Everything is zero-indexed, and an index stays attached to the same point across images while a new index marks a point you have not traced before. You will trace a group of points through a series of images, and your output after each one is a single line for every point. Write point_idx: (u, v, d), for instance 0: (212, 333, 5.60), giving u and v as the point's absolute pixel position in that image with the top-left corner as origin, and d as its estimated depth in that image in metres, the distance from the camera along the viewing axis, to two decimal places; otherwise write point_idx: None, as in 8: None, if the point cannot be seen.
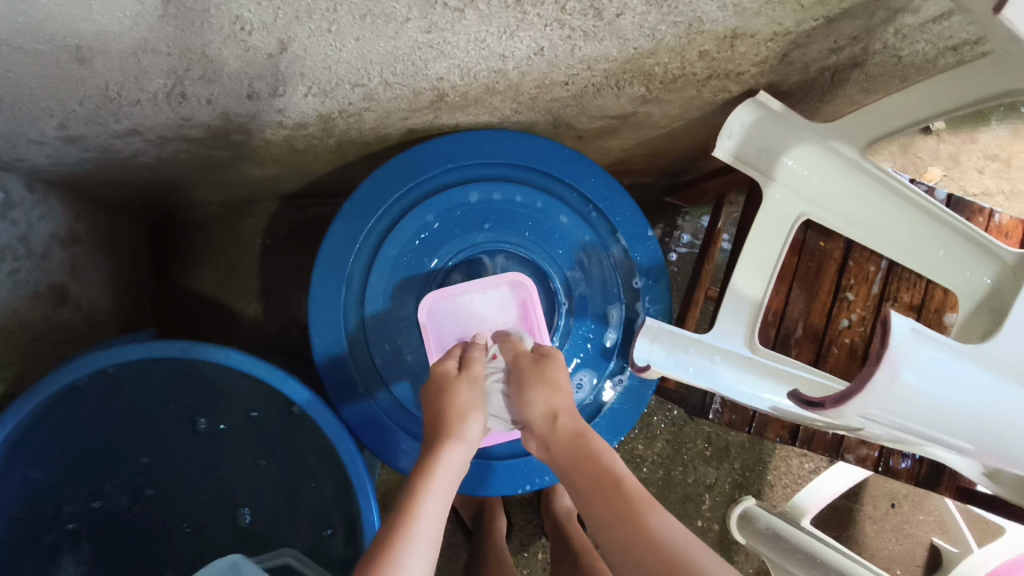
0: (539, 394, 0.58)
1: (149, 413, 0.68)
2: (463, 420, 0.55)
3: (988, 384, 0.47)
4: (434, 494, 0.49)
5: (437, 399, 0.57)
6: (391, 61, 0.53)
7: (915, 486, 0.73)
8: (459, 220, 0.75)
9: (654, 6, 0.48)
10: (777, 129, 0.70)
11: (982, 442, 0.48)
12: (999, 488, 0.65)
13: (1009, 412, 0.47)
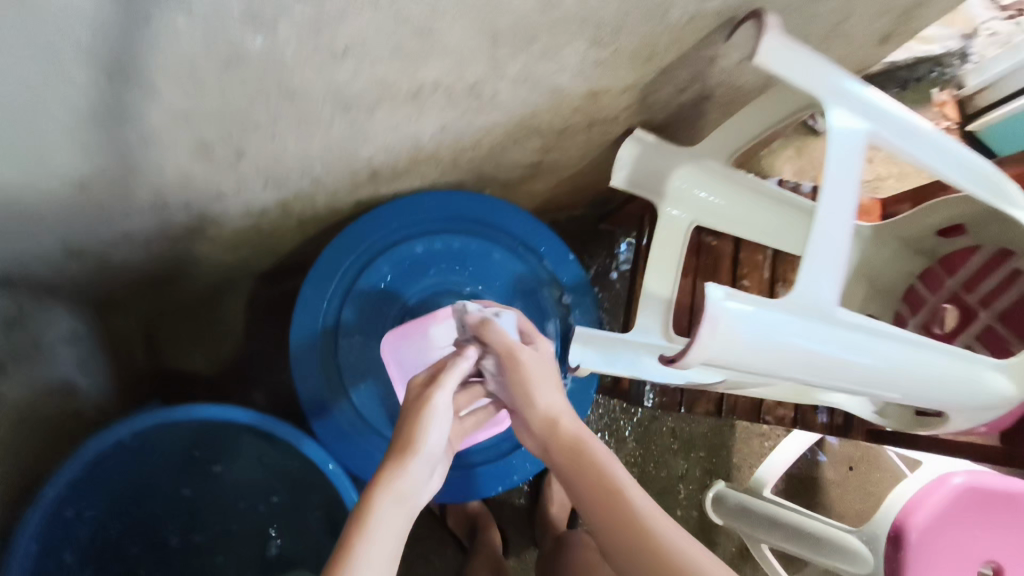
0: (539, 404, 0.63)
1: (177, 455, 0.81)
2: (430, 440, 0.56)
3: (805, 325, 0.54)
4: (390, 508, 0.52)
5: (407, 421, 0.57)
6: (327, 152, 0.67)
7: (830, 435, 0.86)
8: (408, 271, 0.88)
9: (520, 84, 0.62)
10: (658, 157, 0.85)
11: (805, 373, 0.55)
12: (887, 420, 0.78)
13: (821, 346, 0.54)
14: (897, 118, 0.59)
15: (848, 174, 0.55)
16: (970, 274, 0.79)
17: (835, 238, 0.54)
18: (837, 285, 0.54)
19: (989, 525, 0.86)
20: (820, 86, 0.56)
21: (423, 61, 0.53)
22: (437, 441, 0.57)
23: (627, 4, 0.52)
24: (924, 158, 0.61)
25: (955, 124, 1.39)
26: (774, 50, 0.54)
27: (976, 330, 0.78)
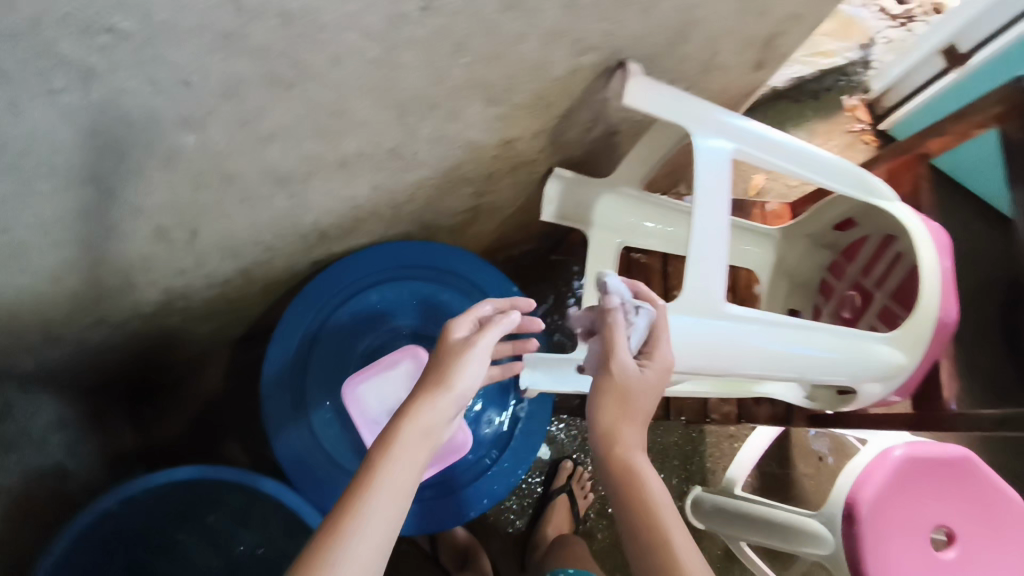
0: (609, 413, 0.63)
1: (182, 515, 0.87)
2: (459, 382, 0.61)
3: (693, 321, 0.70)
4: (413, 440, 0.57)
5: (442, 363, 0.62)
6: (274, 221, 0.74)
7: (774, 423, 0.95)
8: (366, 319, 0.95)
9: (435, 143, 0.70)
10: (580, 189, 0.94)
11: (701, 360, 0.70)
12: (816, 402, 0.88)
13: (708, 337, 0.70)
14: (760, 139, 0.74)
15: (717, 190, 0.71)
16: (865, 261, 0.91)
17: (709, 246, 0.70)
18: (720, 285, 0.70)
19: (934, 490, 0.92)
20: (690, 118, 0.71)
21: (341, 136, 0.61)
22: (466, 383, 0.62)
23: (510, 69, 0.61)
24: (791, 168, 0.76)
25: (868, 125, 1.51)
26: (641, 90, 0.67)
27: (875, 310, 0.88)
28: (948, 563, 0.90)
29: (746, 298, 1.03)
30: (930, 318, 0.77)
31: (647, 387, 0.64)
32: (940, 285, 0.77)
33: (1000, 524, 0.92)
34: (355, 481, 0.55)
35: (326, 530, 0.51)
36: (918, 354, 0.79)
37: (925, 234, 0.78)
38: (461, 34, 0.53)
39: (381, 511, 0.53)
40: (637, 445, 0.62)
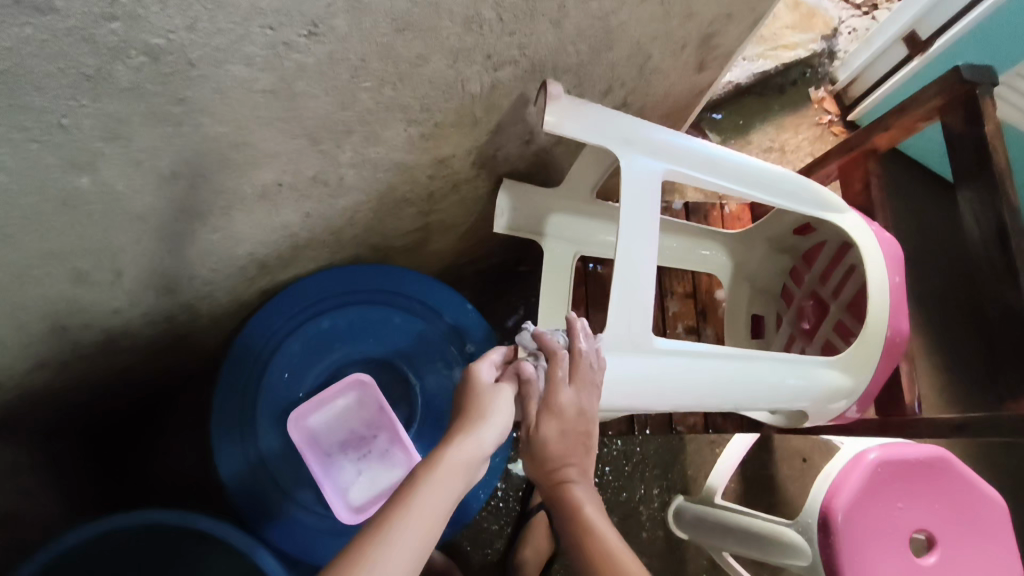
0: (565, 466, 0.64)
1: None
2: (493, 422, 0.61)
3: (618, 362, 0.68)
4: (444, 475, 0.55)
5: (472, 403, 0.62)
6: (205, 254, 0.72)
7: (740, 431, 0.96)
8: (317, 347, 0.92)
9: (361, 167, 0.68)
10: (530, 200, 0.92)
11: (627, 398, 0.69)
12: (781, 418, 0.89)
13: (633, 376, 0.69)
14: (691, 154, 0.73)
15: (644, 207, 0.70)
16: (821, 269, 0.90)
17: (636, 275, 0.68)
18: (648, 318, 0.69)
19: (910, 494, 0.87)
20: (611, 138, 0.69)
21: (253, 168, 0.59)
22: (499, 426, 0.62)
23: (422, 88, 0.59)
24: (724, 184, 0.75)
25: (836, 117, 1.49)
26: (558, 107, 0.64)
27: (830, 322, 0.86)
28: (927, 569, 0.85)
29: (708, 303, 1.03)
30: (881, 334, 0.78)
31: (571, 429, 0.64)
32: (889, 303, 0.78)
33: (975, 523, 0.88)
34: (376, 515, 0.52)
35: (344, 558, 0.48)
36: (867, 374, 0.78)
37: (874, 248, 0.79)
38: (357, 58, 0.51)
39: (405, 548, 0.49)
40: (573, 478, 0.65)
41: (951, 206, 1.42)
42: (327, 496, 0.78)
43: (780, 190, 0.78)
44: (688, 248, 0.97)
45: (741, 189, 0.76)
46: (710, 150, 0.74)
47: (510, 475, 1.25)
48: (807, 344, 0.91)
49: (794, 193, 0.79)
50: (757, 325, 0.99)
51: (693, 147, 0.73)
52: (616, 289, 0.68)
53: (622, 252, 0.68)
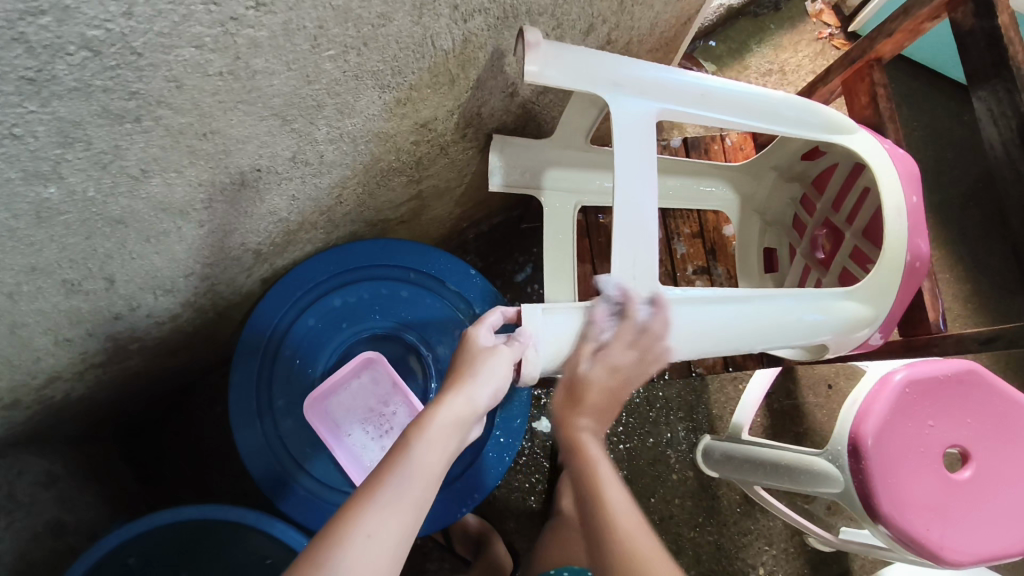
0: (585, 419, 0.64)
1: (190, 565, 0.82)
2: (483, 379, 0.61)
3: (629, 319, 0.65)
4: (432, 439, 0.56)
5: (461, 364, 0.63)
6: (198, 249, 0.71)
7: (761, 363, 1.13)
8: (328, 326, 0.92)
9: (340, 142, 0.66)
10: (524, 153, 0.89)
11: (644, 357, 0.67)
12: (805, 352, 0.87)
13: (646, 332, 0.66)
14: (685, 90, 0.68)
15: (637, 157, 0.65)
16: (834, 194, 0.85)
17: (640, 228, 0.65)
18: (653, 271, 0.66)
19: (941, 410, 0.85)
20: (596, 81, 0.65)
21: (226, 156, 0.57)
22: (491, 384, 0.62)
23: (389, 50, 0.55)
24: (725, 119, 0.70)
25: (836, 29, 1.42)
26: (540, 54, 0.60)
27: (847, 249, 0.82)
28: (963, 482, 0.84)
29: (718, 241, 0.98)
30: (901, 258, 0.73)
31: (614, 390, 0.66)
32: (907, 226, 0.74)
33: (1013, 431, 0.86)
34: (368, 481, 0.53)
35: (332, 523, 0.49)
36: (887, 300, 0.75)
37: (888, 167, 0.74)
38: (315, 25, 0.48)
39: (398, 510, 0.51)
40: (588, 430, 0.64)
41: (965, 108, 1.35)
42: (343, 464, 0.79)
43: (784, 118, 0.73)
44: (692, 185, 0.93)
45: (742, 122, 0.71)
46: (705, 83, 0.69)
47: (535, 432, 1.25)
48: (823, 274, 0.87)
49: (799, 121, 0.74)
50: (770, 258, 0.95)
51: (688, 82, 0.68)
52: (617, 244, 0.65)
53: (621, 207, 0.65)
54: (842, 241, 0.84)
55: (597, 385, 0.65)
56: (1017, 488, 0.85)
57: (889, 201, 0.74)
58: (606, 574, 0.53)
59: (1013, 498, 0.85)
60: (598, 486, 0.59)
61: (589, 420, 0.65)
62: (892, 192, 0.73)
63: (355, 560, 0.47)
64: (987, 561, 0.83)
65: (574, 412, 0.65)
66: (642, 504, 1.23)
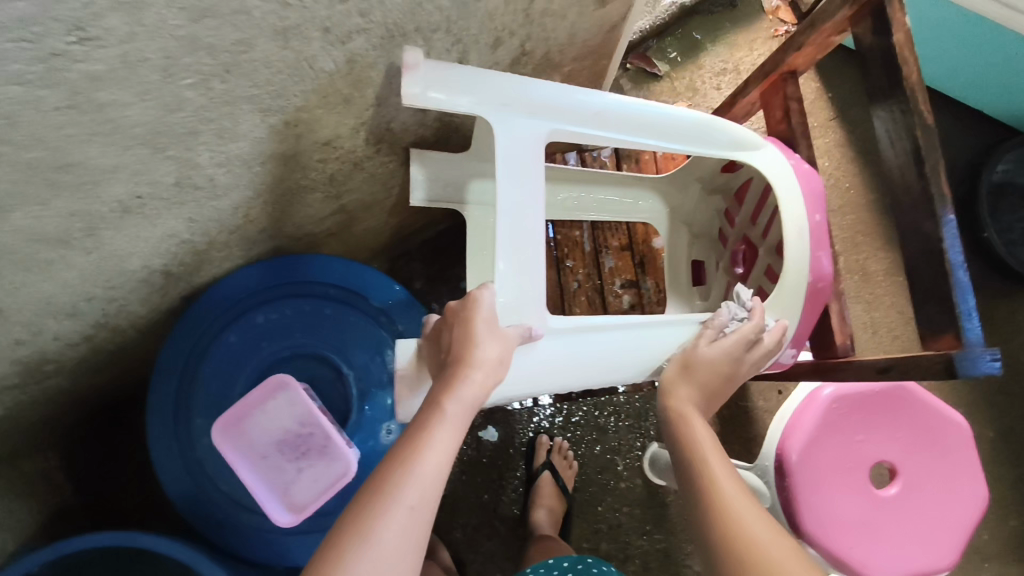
0: (684, 393, 0.68)
1: None
2: (498, 348, 0.59)
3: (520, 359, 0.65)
4: (459, 407, 0.54)
5: (470, 324, 0.60)
6: (95, 275, 0.68)
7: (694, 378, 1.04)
8: (248, 344, 0.90)
9: (229, 164, 0.63)
10: (447, 167, 0.87)
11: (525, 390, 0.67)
12: None
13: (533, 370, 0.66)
14: (578, 109, 0.67)
15: (523, 183, 0.65)
16: (750, 210, 0.82)
17: (527, 254, 0.64)
18: (537, 301, 0.64)
19: (868, 426, 0.84)
20: (482, 101, 0.63)
21: (96, 187, 0.54)
22: (501, 350, 0.59)
23: (258, 75, 0.53)
24: (623, 137, 0.69)
25: (792, 26, 1.39)
26: (417, 77, 0.59)
27: (760, 268, 0.80)
28: (889, 499, 0.83)
29: (647, 253, 0.98)
30: (800, 280, 0.72)
31: (719, 373, 0.70)
32: (807, 243, 0.72)
33: (941, 448, 0.85)
34: (399, 448, 0.52)
35: (368, 493, 0.49)
36: (789, 320, 0.74)
37: (789, 186, 0.72)
38: (160, 55, 0.45)
39: (432, 478, 0.50)
40: (688, 403, 0.68)
41: None
42: (250, 485, 0.78)
43: (687, 134, 0.71)
44: (612, 198, 0.92)
45: (642, 141, 0.70)
46: (599, 101, 0.67)
47: (482, 441, 1.24)
48: (741, 291, 0.85)
49: (706, 135, 0.72)
50: (698, 271, 0.93)
51: (579, 102, 0.66)
52: (503, 268, 0.64)
53: (507, 231, 0.64)
54: (757, 258, 0.82)
55: (707, 363, 0.69)
56: (943, 504, 0.84)
57: (789, 222, 0.72)
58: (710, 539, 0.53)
59: (940, 514, 0.84)
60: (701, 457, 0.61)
61: (688, 394, 0.68)
62: (793, 214, 0.72)
63: (398, 531, 0.47)
64: None
65: (682, 385, 0.69)
66: (590, 511, 1.23)
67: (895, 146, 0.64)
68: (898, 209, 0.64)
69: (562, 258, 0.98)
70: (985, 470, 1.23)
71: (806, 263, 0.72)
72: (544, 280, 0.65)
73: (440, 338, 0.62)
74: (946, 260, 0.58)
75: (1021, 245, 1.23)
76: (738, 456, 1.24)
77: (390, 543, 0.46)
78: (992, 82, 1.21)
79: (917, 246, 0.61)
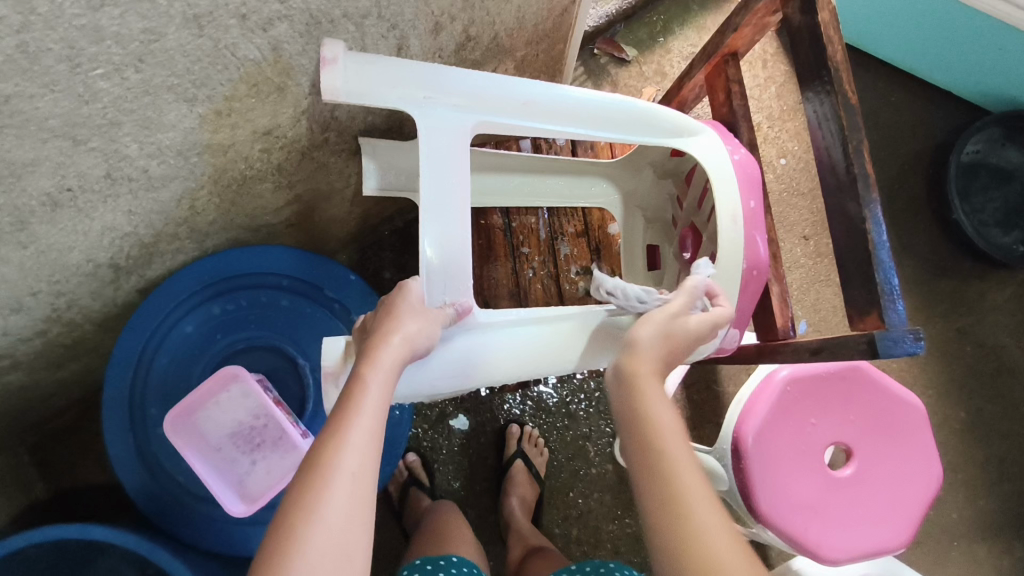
0: (644, 354, 0.59)
1: None
2: (420, 324, 0.60)
3: (457, 349, 0.65)
4: (384, 377, 0.55)
5: (392, 306, 0.61)
6: (36, 271, 0.67)
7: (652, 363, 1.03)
8: (203, 336, 0.93)
9: (162, 156, 0.63)
10: (399, 156, 0.86)
11: (468, 384, 0.67)
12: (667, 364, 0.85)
13: (472, 362, 0.66)
14: (506, 102, 0.69)
15: (448, 173, 0.67)
16: (696, 197, 0.83)
17: (451, 245, 0.66)
18: (465, 286, 0.66)
19: (822, 408, 0.84)
20: (406, 94, 0.65)
21: (19, 180, 0.54)
22: (428, 329, 0.60)
23: (175, 64, 0.52)
24: (551, 127, 0.71)
25: None
26: (337, 72, 0.60)
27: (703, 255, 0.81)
28: (843, 480, 0.84)
29: (603, 240, 1.01)
30: (736, 269, 0.72)
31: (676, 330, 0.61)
32: (740, 230, 0.72)
33: (894, 427, 0.86)
34: (332, 422, 0.51)
35: (305, 468, 0.48)
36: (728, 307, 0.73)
37: (720, 175, 0.73)
38: (63, 46, 0.44)
39: (366, 446, 0.50)
40: (647, 367, 0.58)
41: (891, 88, 1.32)
42: (201, 475, 0.78)
43: (623, 124, 0.73)
44: (557, 185, 0.95)
45: (569, 130, 0.72)
46: (528, 92, 0.70)
47: (453, 430, 1.24)
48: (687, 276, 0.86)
49: (641, 126, 0.74)
50: (653, 255, 0.95)
51: (507, 92, 0.69)
52: (429, 256, 0.65)
53: (430, 221, 0.66)
54: (701, 244, 0.82)
55: (660, 328, 0.61)
56: (894, 484, 0.85)
57: (722, 209, 0.73)
58: (659, 533, 0.47)
59: (891, 495, 0.85)
60: (653, 425, 0.53)
61: (650, 356, 0.58)
62: (727, 203, 0.73)
63: (339, 498, 0.47)
64: (865, 557, 0.83)
65: (635, 347, 0.59)
66: (562, 497, 1.23)
67: (823, 128, 0.64)
68: (827, 191, 0.64)
69: (518, 245, 0.99)
70: (956, 450, 1.23)
71: (742, 250, 0.72)
72: (470, 260, 0.67)
73: (366, 326, 0.62)
74: (870, 241, 0.59)
75: (991, 225, 1.23)
76: (709, 440, 1.24)
77: (336, 513, 0.46)
78: (960, 62, 1.20)
79: (840, 227, 0.62)
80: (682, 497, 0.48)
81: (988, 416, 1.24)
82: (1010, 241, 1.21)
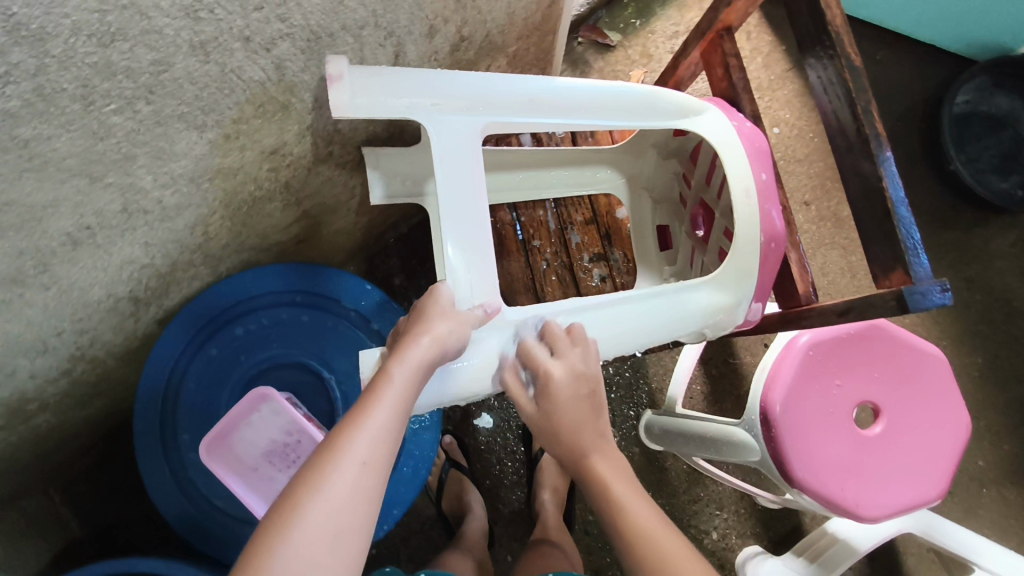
0: (587, 440, 0.63)
1: None
2: (450, 324, 0.61)
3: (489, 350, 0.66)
4: (409, 374, 0.55)
5: (423, 309, 0.62)
6: (60, 312, 0.68)
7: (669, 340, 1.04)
8: (227, 359, 0.93)
9: (175, 185, 0.63)
10: (402, 162, 0.87)
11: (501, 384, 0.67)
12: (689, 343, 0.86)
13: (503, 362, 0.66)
14: (511, 101, 0.70)
15: (461, 177, 0.67)
16: (703, 172, 0.83)
17: (475, 247, 0.67)
18: (493, 285, 0.67)
19: (845, 369, 0.85)
20: (412, 102, 0.66)
21: (40, 223, 0.54)
22: (456, 327, 0.61)
23: (184, 92, 0.53)
24: (555, 122, 0.72)
25: None
26: (343, 87, 0.59)
27: (717, 231, 0.81)
28: (874, 438, 0.85)
29: (612, 224, 1.02)
30: (754, 241, 0.73)
31: (581, 396, 0.64)
32: (754, 202, 0.73)
33: (917, 382, 0.87)
34: (352, 411, 0.52)
35: (319, 451, 0.49)
36: (749, 281, 0.75)
37: (728, 151, 0.74)
38: (77, 85, 0.45)
39: (382, 439, 0.50)
40: (591, 450, 0.63)
41: (877, 46, 1.33)
42: (241, 497, 0.79)
43: (623, 108, 0.74)
44: (563, 176, 0.95)
45: (573, 121, 0.72)
46: (532, 88, 0.70)
47: (478, 429, 1.25)
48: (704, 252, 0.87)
49: (643, 109, 0.75)
50: (663, 236, 0.97)
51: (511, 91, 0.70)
52: (455, 261, 0.66)
53: (451, 224, 0.66)
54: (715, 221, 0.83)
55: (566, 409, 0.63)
56: (923, 438, 0.86)
57: (736, 183, 0.74)
58: None
59: (921, 448, 0.86)
60: (618, 505, 0.60)
61: (588, 441, 0.63)
62: (740, 177, 0.74)
63: (349, 483, 0.47)
64: (903, 510, 0.84)
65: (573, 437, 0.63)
66: None
67: (828, 93, 0.65)
68: (838, 154, 0.65)
69: (529, 239, 1.00)
70: (974, 397, 1.25)
71: (758, 221, 0.73)
72: (494, 260, 0.68)
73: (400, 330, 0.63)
74: (887, 199, 0.59)
75: (988, 172, 1.24)
76: (732, 412, 1.25)
77: (344, 494, 0.47)
78: (944, 12, 1.21)
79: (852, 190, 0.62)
80: (659, 551, 0.56)
81: (1003, 361, 1.26)
82: (1009, 186, 1.22)
